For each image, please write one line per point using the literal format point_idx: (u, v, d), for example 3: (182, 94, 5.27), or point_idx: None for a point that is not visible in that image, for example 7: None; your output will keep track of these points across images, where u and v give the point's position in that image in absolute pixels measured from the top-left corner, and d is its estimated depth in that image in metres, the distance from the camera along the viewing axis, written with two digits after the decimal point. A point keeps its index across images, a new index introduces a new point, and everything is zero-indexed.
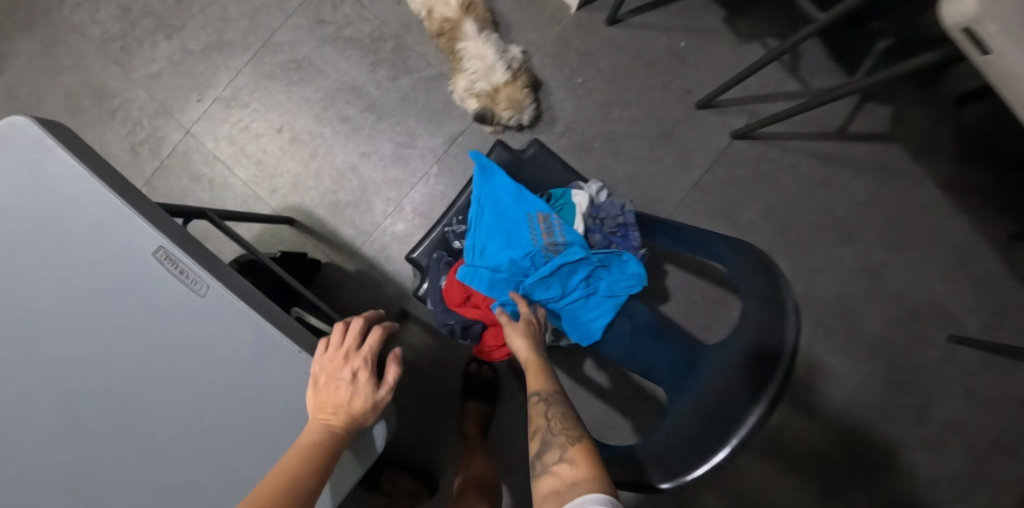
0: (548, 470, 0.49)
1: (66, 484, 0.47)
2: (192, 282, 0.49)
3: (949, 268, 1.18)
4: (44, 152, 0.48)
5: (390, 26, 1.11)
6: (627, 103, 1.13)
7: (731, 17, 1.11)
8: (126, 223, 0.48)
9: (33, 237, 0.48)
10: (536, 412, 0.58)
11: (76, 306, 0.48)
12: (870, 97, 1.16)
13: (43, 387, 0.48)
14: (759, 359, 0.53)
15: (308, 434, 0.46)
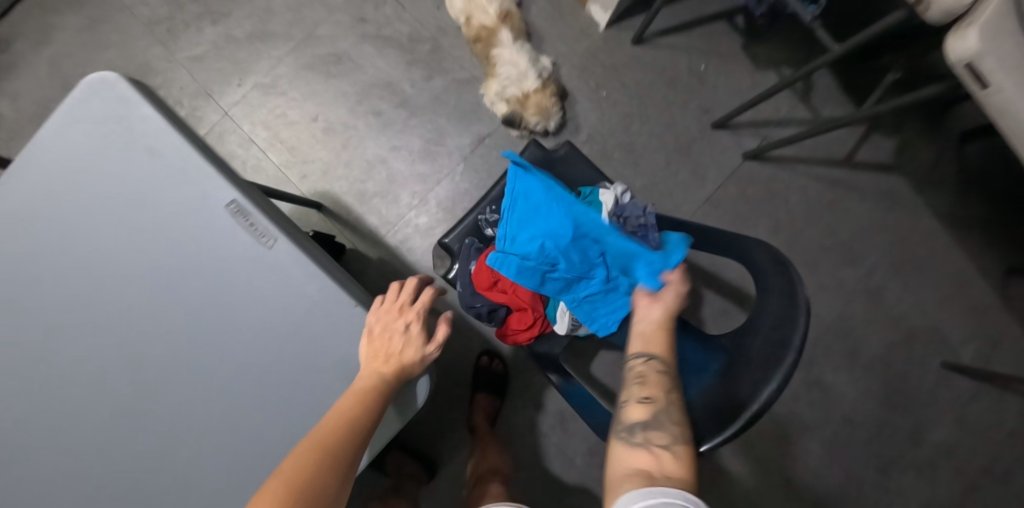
0: (650, 446, 0.52)
1: (125, 416, 0.51)
2: (261, 235, 0.52)
3: (942, 296, 1.24)
4: (131, 106, 0.52)
5: (428, 29, 1.17)
6: (648, 118, 1.18)
7: (749, 44, 1.17)
8: (203, 176, 0.52)
9: (112, 185, 0.52)
10: (658, 381, 0.59)
11: (146, 251, 0.52)
12: (877, 128, 1.22)
13: (109, 323, 0.51)
14: (774, 342, 0.57)
15: (365, 375, 0.49)
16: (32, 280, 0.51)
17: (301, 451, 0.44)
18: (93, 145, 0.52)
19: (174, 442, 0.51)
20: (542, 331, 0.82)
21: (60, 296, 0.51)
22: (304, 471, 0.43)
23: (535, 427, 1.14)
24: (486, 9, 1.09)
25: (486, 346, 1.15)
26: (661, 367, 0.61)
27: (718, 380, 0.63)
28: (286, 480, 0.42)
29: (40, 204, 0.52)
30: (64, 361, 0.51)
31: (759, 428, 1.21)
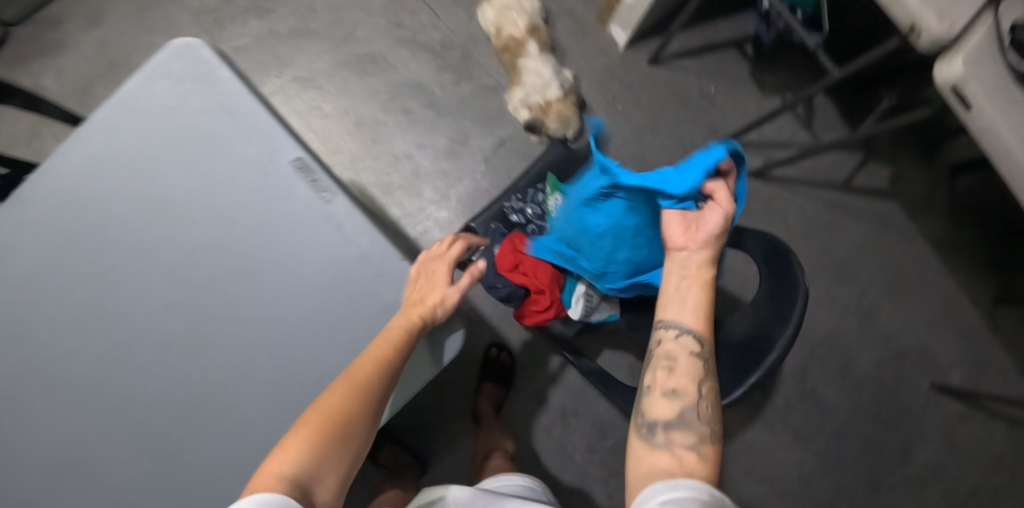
0: (673, 446, 0.49)
1: (192, 338, 0.58)
2: (321, 190, 0.59)
3: (932, 319, 1.30)
4: (213, 71, 0.60)
5: (459, 37, 1.24)
6: (660, 133, 1.26)
7: (756, 72, 1.26)
8: (273, 135, 0.60)
9: (191, 137, 0.60)
10: (690, 368, 0.53)
11: (219, 197, 0.59)
12: (873, 157, 1.30)
13: (184, 257, 0.59)
14: (772, 318, 0.66)
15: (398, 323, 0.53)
16: (119, 215, 0.59)
17: (341, 389, 0.49)
18: (178, 100, 0.60)
19: (233, 363, 0.58)
20: (558, 316, 0.86)
21: (144, 232, 0.59)
22: (346, 407, 0.48)
23: (538, 420, 1.18)
24: (516, 22, 1.18)
25: (495, 339, 1.20)
26: (693, 347, 0.53)
27: (723, 355, 0.72)
28: (330, 413, 0.48)
29: (124, 150, 0.60)
30: (142, 288, 0.59)
31: (755, 436, 1.25)
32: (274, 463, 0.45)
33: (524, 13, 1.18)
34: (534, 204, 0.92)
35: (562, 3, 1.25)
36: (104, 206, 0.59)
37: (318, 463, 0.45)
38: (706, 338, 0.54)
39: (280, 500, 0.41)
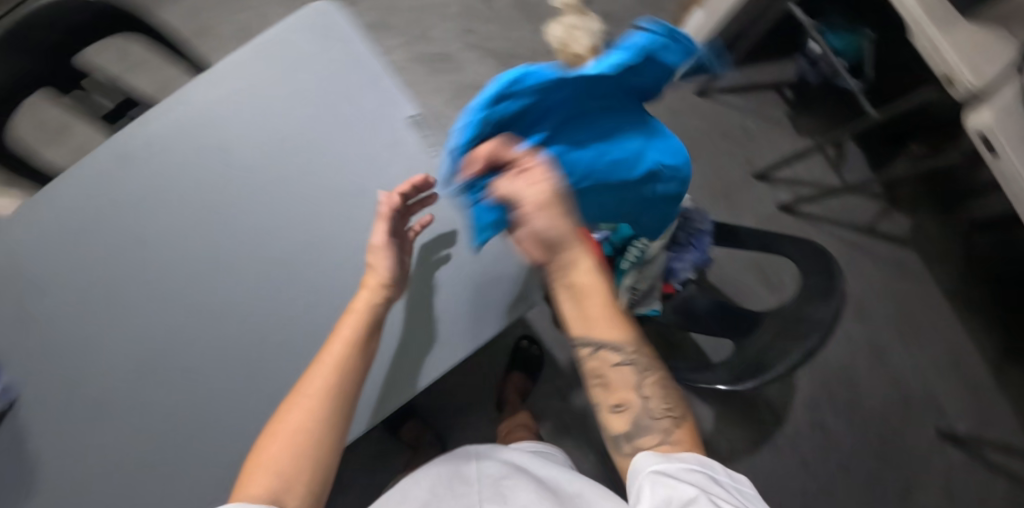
0: (643, 451, 0.52)
1: (309, 241, 0.72)
2: (429, 142, 0.75)
3: (941, 366, 1.35)
4: (349, 33, 0.76)
5: (525, 49, 1.34)
6: (700, 159, 1.33)
7: (793, 114, 1.35)
8: (393, 94, 0.76)
9: (325, 83, 0.75)
10: (621, 379, 0.52)
11: (343, 133, 0.74)
12: (896, 206, 1.38)
13: (308, 175, 0.73)
14: (810, 298, 0.76)
15: (359, 302, 0.60)
16: (252, 138, 0.74)
17: (306, 405, 0.52)
18: (317, 54, 0.76)
19: (338, 264, 0.71)
20: None
21: (279, 152, 0.74)
22: (315, 416, 0.52)
23: (558, 415, 1.22)
24: (581, 41, 1.27)
25: (525, 332, 1.26)
26: (616, 359, 0.51)
27: (764, 334, 0.79)
28: (301, 427, 0.51)
29: (267, 85, 0.75)
30: (273, 197, 0.73)
31: (763, 459, 1.28)
32: (259, 481, 0.47)
33: (589, 34, 1.28)
34: None
35: (621, 31, 1.35)
36: (249, 125, 0.74)
37: (298, 475, 0.49)
38: (628, 341, 0.51)
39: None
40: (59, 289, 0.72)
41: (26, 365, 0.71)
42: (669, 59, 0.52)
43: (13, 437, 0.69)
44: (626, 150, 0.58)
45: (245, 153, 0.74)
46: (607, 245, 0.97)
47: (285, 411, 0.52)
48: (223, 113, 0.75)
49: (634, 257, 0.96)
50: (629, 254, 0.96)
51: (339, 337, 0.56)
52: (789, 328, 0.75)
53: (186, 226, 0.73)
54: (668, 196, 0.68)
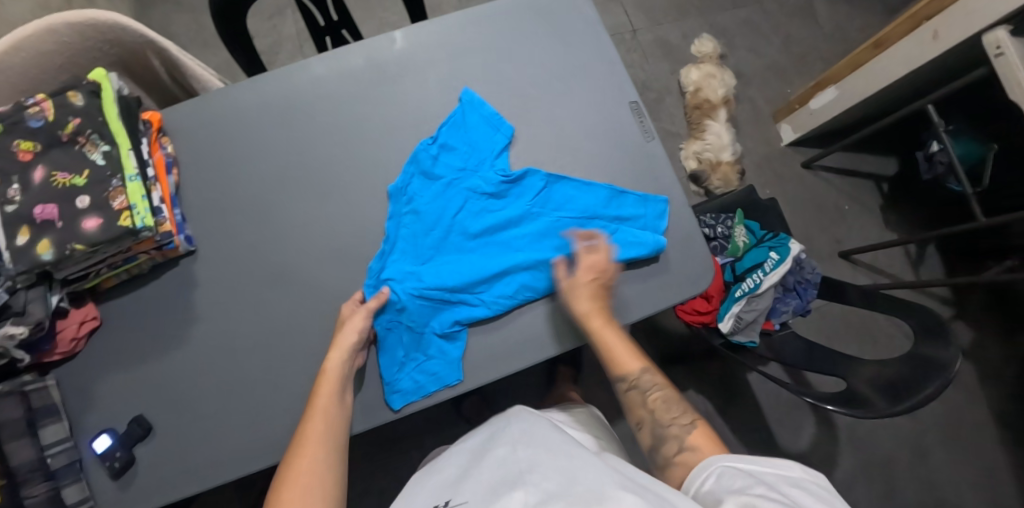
0: (673, 461, 0.61)
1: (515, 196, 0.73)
2: (645, 132, 0.77)
3: (978, 482, 1.37)
4: (589, 18, 0.80)
5: (659, 83, 1.43)
6: (792, 224, 1.40)
7: (885, 206, 1.43)
8: (621, 78, 0.78)
9: (561, 55, 0.77)
10: (634, 402, 0.69)
11: (568, 105, 0.76)
12: (961, 317, 1.46)
13: (527, 136, 0.75)
14: (924, 343, 0.82)
15: (334, 364, 0.62)
16: (483, 82, 0.76)
17: (314, 452, 0.58)
18: (560, 23, 0.79)
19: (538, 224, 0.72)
20: (709, 324, 1.04)
21: (503, 107, 0.75)
22: (327, 467, 0.57)
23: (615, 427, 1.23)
24: (716, 89, 1.36)
25: None
26: (623, 383, 0.69)
27: (878, 374, 0.84)
28: (318, 474, 0.57)
29: (504, 42, 0.77)
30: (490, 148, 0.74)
31: None
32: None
33: (724, 86, 1.37)
34: (725, 225, 1.10)
35: (746, 92, 1.46)
36: (479, 74, 0.76)
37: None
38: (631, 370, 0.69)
39: None
40: (258, 160, 0.74)
41: (211, 219, 0.73)
42: (421, 157, 0.73)
43: (184, 283, 0.72)
44: (478, 219, 0.72)
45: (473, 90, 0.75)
46: (728, 270, 1.07)
47: (295, 461, 0.57)
48: (462, 47, 0.76)
49: (749, 287, 1.02)
50: (745, 283, 1.03)
51: (322, 394, 0.61)
52: (903, 378, 0.80)
53: (397, 138, 0.74)
54: (582, 202, 0.72)
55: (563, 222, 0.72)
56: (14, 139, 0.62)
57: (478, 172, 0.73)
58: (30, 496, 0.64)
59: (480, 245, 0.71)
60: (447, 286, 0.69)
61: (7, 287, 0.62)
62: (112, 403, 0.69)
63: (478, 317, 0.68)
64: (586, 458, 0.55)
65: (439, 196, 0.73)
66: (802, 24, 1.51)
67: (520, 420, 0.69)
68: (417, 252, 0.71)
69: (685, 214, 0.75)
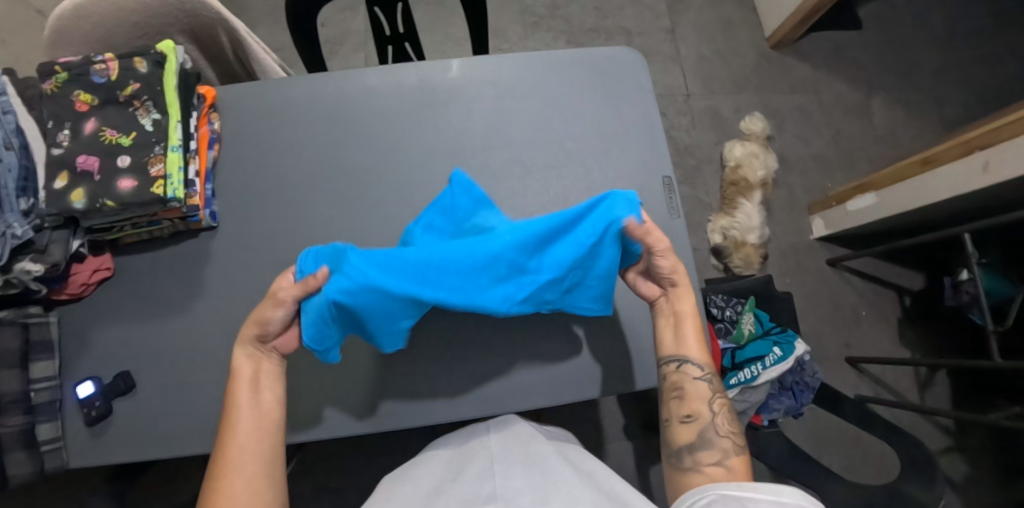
0: (704, 469, 0.62)
1: None
2: (673, 208, 0.77)
3: None
4: (642, 85, 0.81)
5: (700, 150, 1.44)
6: (805, 318, 1.38)
7: (902, 320, 1.40)
8: (660, 150, 0.79)
9: (606, 116, 0.79)
10: (696, 393, 0.65)
11: (603, 166, 0.77)
12: (959, 450, 1.40)
13: (555, 187, 0.76)
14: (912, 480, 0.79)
15: (242, 364, 0.61)
16: (525, 126, 0.77)
17: (235, 476, 0.58)
18: (612, 85, 0.80)
19: None
20: None
21: (539, 154, 0.76)
22: (251, 491, 0.58)
23: None
24: (756, 170, 1.35)
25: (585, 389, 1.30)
26: (695, 374, 0.65)
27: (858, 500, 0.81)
28: (241, 503, 0.57)
29: (554, 91, 0.79)
30: (518, 190, 0.75)
31: None
32: None
33: (764, 168, 1.36)
34: (733, 309, 1.09)
35: (786, 178, 1.45)
36: (523, 117, 0.77)
37: None
38: (706, 364, 0.66)
39: None
40: (295, 154, 0.76)
41: (239, 200, 0.75)
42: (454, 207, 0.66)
43: (199, 254, 0.74)
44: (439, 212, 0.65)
45: (515, 133, 0.77)
46: (727, 356, 1.05)
47: (221, 484, 0.58)
48: (512, 89, 0.78)
49: (745, 378, 1.01)
50: (742, 373, 1.02)
51: (236, 406, 0.60)
52: None
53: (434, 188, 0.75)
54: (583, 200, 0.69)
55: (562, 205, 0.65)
56: (75, 90, 0.65)
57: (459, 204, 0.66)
58: (4, 426, 0.66)
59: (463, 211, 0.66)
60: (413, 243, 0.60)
61: (34, 225, 0.64)
62: (105, 353, 0.72)
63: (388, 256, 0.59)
64: (568, 476, 0.53)
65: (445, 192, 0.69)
66: (856, 121, 1.50)
67: (512, 431, 0.63)
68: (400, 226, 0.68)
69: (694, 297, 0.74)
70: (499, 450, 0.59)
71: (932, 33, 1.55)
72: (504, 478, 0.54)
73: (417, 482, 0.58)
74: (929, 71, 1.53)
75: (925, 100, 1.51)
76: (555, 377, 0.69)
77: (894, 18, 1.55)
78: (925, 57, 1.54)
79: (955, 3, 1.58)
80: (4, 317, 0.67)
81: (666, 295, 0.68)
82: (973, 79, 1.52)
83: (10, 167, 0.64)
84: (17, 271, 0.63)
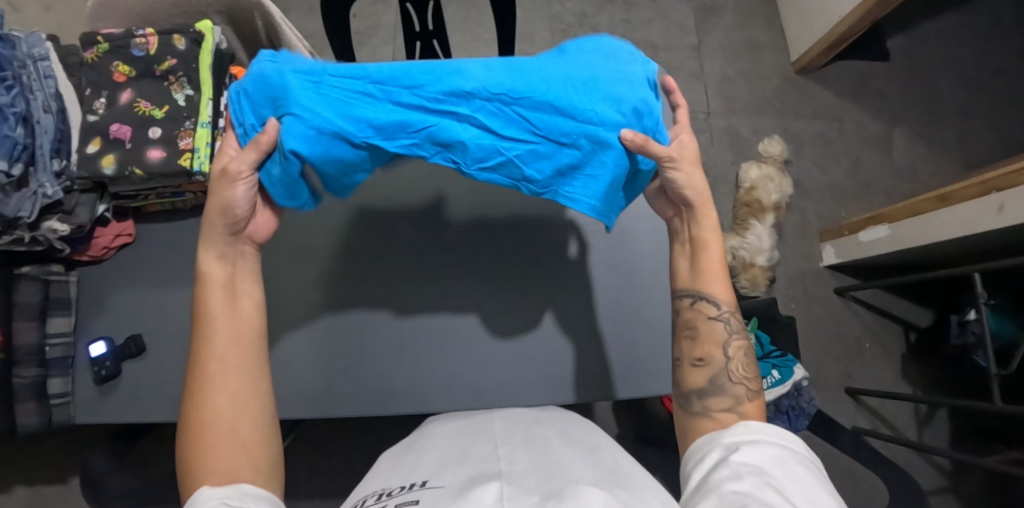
0: (712, 415, 0.56)
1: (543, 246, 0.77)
2: None
3: None
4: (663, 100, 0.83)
5: (716, 169, 1.44)
6: (807, 345, 1.38)
7: (906, 355, 1.39)
8: None
9: None
10: (710, 334, 0.59)
11: None
12: (953, 491, 1.39)
13: None
14: None
15: (211, 268, 0.55)
16: None
17: (219, 396, 0.52)
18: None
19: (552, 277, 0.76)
20: None
21: None
22: (239, 409, 0.53)
23: None
24: (770, 193, 1.34)
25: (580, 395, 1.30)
26: (711, 313, 0.59)
27: None
28: (228, 417, 0.52)
29: None
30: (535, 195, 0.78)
31: None
32: (213, 469, 0.49)
33: (779, 192, 1.35)
34: None
35: (800, 203, 1.45)
36: None
37: (249, 454, 0.51)
38: (726, 302, 0.60)
39: (252, 487, 0.49)
40: None
41: None
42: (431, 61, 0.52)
43: None
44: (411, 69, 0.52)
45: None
46: None
47: (198, 410, 0.52)
48: None
49: None
50: None
51: (212, 313, 0.54)
52: None
53: None
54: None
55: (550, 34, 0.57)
56: (115, 61, 0.68)
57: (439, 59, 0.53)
58: (21, 376, 0.71)
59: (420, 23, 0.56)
60: (365, 75, 0.52)
61: (65, 187, 0.67)
62: (119, 315, 0.74)
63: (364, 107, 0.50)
64: (570, 458, 0.53)
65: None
66: (876, 153, 1.49)
67: (513, 416, 0.64)
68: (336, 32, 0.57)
69: None
70: (502, 436, 0.57)
71: (961, 71, 1.54)
72: (508, 461, 0.51)
73: (422, 452, 0.56)
74: (953, 108, 1.52)
75: (948, 137, 1.50)
76: (556, 376, 0.73)
77: (922, 52, 1.54)
78: (951, 94, 1.53)
79: (988, 42, 1.56)
80: (28, 272, 0.72)
81: (681, 216, 0.62)
82: (999, 120, 1.51)
83: (45, 129, 0.65)
84: (45, 229, 0.66)
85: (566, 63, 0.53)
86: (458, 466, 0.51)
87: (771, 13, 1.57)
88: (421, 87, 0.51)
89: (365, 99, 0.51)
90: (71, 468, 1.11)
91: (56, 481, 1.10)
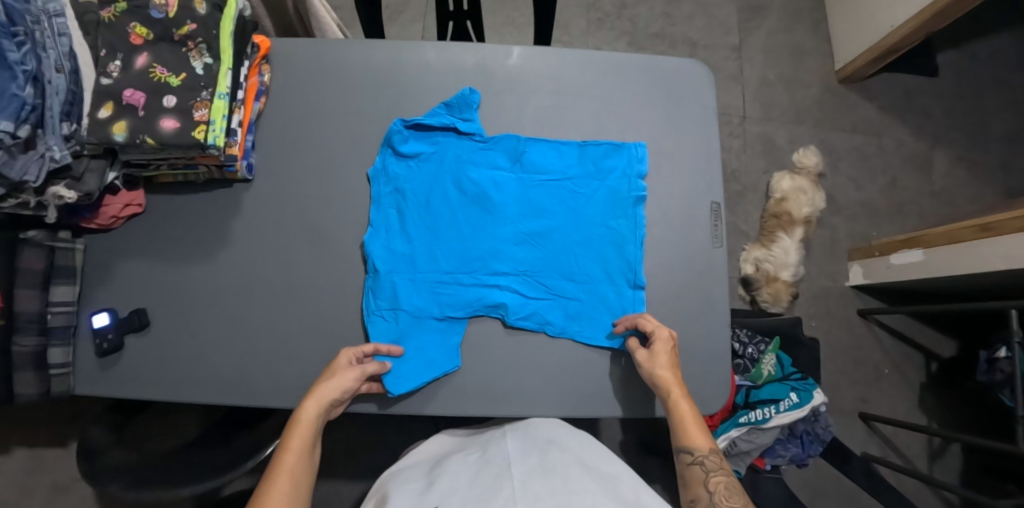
0: None
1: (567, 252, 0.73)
2: (716, 237, 0.76)
3: None
4: (706, 102, 0.78)
5: (747, 176, 1.38)
6: (823, 366, 1.34)
7: (924, 384, 1.34)
8: (715, 175, 0.77)
9: (665, 133, 0.77)
10: (694, 478, 0.63)
11: (653, 185, 0.76)
12: None
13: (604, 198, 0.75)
14: None
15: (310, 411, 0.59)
16: (580, 129, 0.76)
17: None
18: (677, 100, 0.77)
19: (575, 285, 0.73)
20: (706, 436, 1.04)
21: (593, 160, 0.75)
22: None
23: None
24: (802, 206, 1.27)
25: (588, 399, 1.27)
26: (689, 458, 0.63)
27: None
28: None
29: (614, 97, 0.76)
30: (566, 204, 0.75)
31: None
32: None
33: (811, 205, 1.28)
34: (756, 348, 1.03)
35: (830, 219, 1.40)
36: (580, 121, 0.76)
37: None
38: (702, 447, 0.63)
39: None
40: (344, 119, 0.75)
41: (278, 157, 0.74)
42: (482, 247, 0.73)
43: (231, 205, 0.74)
44: (471, 252, 0.73)
45: (569, 134, 0.76)
46: (741, 393, 1.01)
47: None
48: (573, 90, 0.76)
49: (756, 418, 0.98)
50: (753, 413, 0.98)
51: (289, 450, 0.57)
52: None
53: (465, 110, 0.74)
54: (564, 160, 0.75)
55: (559, 197, 0.75)
56: (133, 22, 0.64)
57: (484, 238, 0.73)
58: (18, 345, 0.66)
59: (464, 203, 0.74)
60: (439, 267, 0.72)
61: (73, 151, 0.63)
62: (126, 287, 0.72)
63: (450, 294, 0.71)
64: (590, 487, 0.51)
65: (418, 138, 0.75)
66: (915, 173, 1.43)
67: (527, 434, 0.62)
68: (401, 206, 0.74)
69: (721, 333, 0.74)
70: (514, 460, 0.55)
71: (1013, 93, 1.46)
72: (523, 491, 0.49)
73: (444, 475, 0.56)
74: (1000, 133, 1.44)
75: (991, 162, 1.43)
76: (569, 387, 0.71)
77: (974, 71, 1.46)
78: (1000, 118, 1.45)
79: None
80: (33, 238, 0.67)
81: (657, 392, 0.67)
82: None
83: (57, 90, 0.62)
84: (52, 195, 0.63)
85: (569, 238, 0.74)
86: (470, 494, 0.50)
87: (819, 17, 1.49)
88: (475, 271, 0.72)
89: (441, 285, 0.72)
90: (72, 431, 1.10)
91: (57, 443, 1.10)
